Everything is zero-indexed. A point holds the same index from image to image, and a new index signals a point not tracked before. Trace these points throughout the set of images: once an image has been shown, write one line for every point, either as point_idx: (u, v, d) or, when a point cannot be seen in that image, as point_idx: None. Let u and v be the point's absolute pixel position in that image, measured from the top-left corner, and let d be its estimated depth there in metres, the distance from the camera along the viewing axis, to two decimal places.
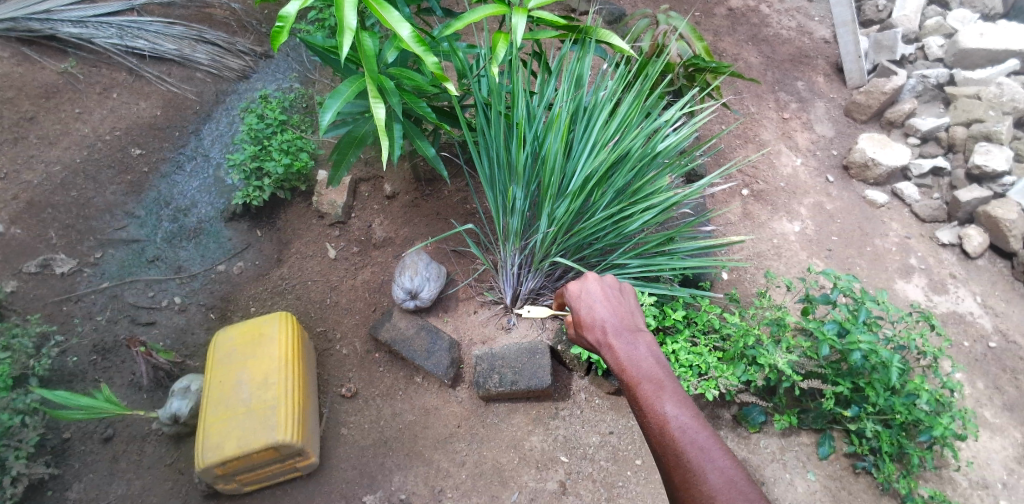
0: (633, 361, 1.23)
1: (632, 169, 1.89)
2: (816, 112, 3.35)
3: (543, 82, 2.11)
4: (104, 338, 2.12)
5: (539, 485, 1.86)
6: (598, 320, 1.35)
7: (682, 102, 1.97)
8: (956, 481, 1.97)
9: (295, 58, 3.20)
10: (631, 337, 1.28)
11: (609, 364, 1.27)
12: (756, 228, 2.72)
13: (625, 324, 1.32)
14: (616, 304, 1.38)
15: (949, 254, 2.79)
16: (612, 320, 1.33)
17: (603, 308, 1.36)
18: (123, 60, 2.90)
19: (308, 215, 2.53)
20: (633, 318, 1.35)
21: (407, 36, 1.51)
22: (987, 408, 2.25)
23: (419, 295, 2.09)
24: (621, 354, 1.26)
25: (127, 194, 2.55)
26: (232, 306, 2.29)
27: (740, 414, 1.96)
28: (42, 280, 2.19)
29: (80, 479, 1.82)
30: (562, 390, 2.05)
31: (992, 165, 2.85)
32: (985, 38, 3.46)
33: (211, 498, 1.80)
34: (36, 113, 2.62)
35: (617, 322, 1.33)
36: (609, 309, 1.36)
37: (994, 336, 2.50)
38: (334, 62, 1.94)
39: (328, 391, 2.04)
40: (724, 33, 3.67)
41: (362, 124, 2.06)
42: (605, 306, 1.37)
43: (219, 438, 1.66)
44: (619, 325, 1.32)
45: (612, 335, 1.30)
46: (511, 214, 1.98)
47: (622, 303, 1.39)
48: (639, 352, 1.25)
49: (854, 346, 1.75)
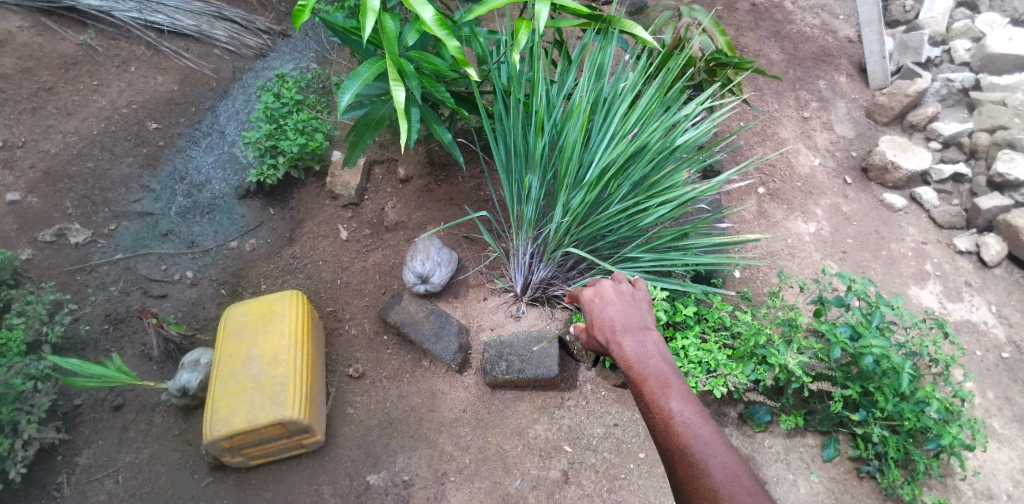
0: (640, 357, 1.23)
1: (649, 162, 1.87)
2: (837, 112, 3.30)
3: (563, 71, 2.10)
4: (116, 308, 2.14)
5: (542, 474, 1.87)
6: (607, 319, 1.35)
7: (703, 96, 1.94)
8: (961, 489, 1.96)
9: (313, 37, 3.18)
10: (639, 334, 1.28)
11: (617, 362, 1.27)
12: (771, 227, 2.70)
13: (634, 322, 1.32)
14: (626, 302, 1.37)
15: (965, 262, 2.75)
16: (621, 318, 1.33)
17: (612, 306, 1.36)
18: (141, 34, 2.90)
19: (322, 196, 2.53)
20: (642, 315, 1.34)
21: (430, 19, 1.52)
22: (997, 418, 2.23)
23: (430, 280, 2.09)
24: (629, 351, 1.25)
25: (143, 167, 2.56)
26: (244, 283, 2.30)
27: (746, 412, 1.96)
28: (58, 249, 2.22)
29: (90, 445, 1.85)
30: (569, 380, 2.05)
31: (1015, 173, 2.79)
32: (1014, 43, 3.38)
33: (217, 470, 1.82)
34: (55, 84, 2.63)
35: (626, 320, 1.33)
36: (619, 308, 1.36)
37: (1008, 347, 2.47)
38: (354, 43, 1.93)
39: (336, 370, 2.06)
40: (746, 28, 3.63)
41: (380, 106, 2.05)
42: (614, 304, 1.37)
43: (227, 412, 1.68)
44: (627, 323, 1.32)
45: (621, 332, 1.30)
46: (526, 202, 1.97)
47: (632, 301, 1.39)
48: (647, 349, 1.24)
49: (866, 350, 1.73)
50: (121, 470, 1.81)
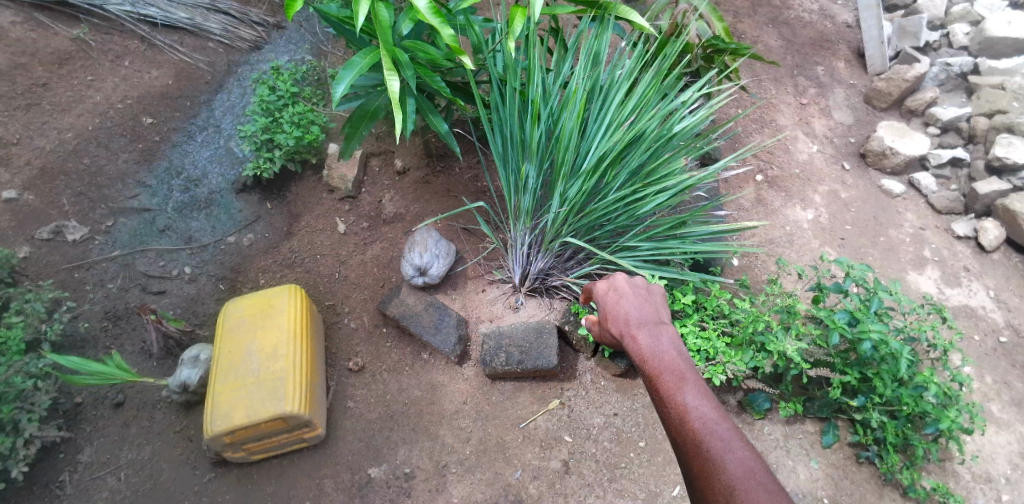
0: (655, 351, 1.24)
1: (646, 150, 1.86)
2: (835, 98, 3.29)
3: (559, 59, 2.08)
4: (115, 306, 2.14)
5: (543, 464, 1.88)
6: (623, 314, 1.36)
7: (700, 82, 1.93)
8: (959, 474, 1.98)
9: (308, 29, 3.15)
10: (655, 329, 1.29)
11: (632, 356, 1.28)
12: (769, 214, 2.70)
13: (649, 317, 1.33)
14: (643, 298, 1.39)
15: (963, 247, 2.75)
16: (637, 313, 1.34)
17: (628, 302, 1.38)
18: (135, 28, 2.88)
19: (318, 189, 2.52)
20: (658, 313, 1.35)
21: (423, 7, 1.53)
22: (994, 402, 2.24)
23: (428, 272, 2.09)
24: (644, 345, 1.26)
25: (138, 163, 2.55)
26: (242, 278, 2.30)
27: (745, 400, 1.97)
28: (55, 247, 2.21)
29: (92, 442, 1.85)
30: (568, 371, 2.06)
31: (1013, 157, 2.78)
32: (1013, 26, 3.36)
33: (219, 466, 1.83)
34: (49, 80, 2.61)
35: (641, 315, 1.34)
36: (635, 303, 1.37)
37: (1006, 331, 2.47)
38: (348, 33, 1.92)
39: (336, 364, 2.06)
40: (744, 14, 3.60)
41: (375, 98, 2.04)
42: (630, 300, 1.38)
43: (228, 407, 1.68)
44: (643, 319, 1.34)
45: (636, 327, 1.31)
46: (523, 193, 1.97)
47: (648, 298, 1.40)
48: (662, 344, 1.25)
49: (864, 335, 1.73)
50: (123, 467, 1.81)
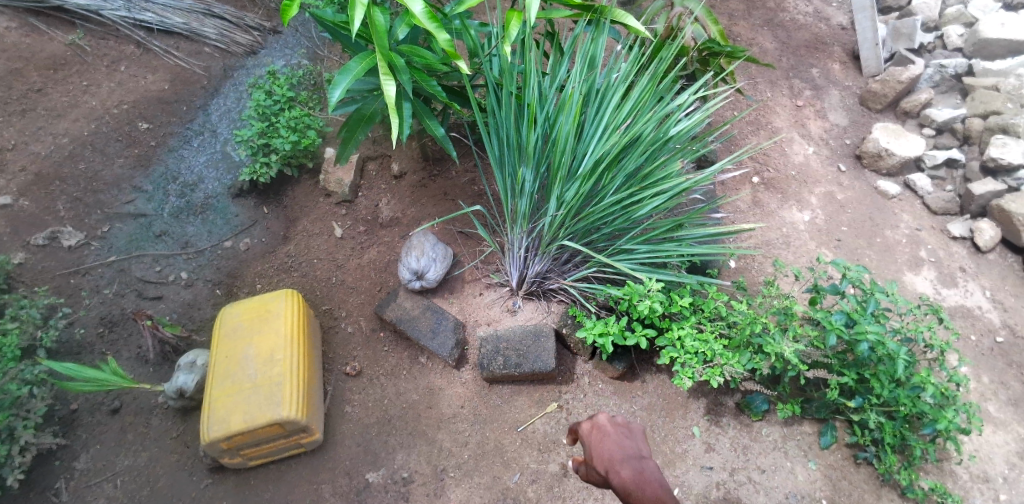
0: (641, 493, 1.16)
1: (643, 153, 1.87)
2: (830, 99, 3.30)
3: (555, 63, 2.09)
4: (111, 311, 2.13)
5: (541, 467, 1.87)
6: (605, 454, 1.25)
7: (696, 85, 1.92)
8: (957, 473, 1.98)
9: (304, 34, 3.16)
10: (641, 469, 1.20)
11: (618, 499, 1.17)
12: (766, 216, 2.70)
13: (633, 455, 1.23)
14: (625, 435, 1.29)
15: (959, 247, 2.76)
16: (619, 454, 1.24)
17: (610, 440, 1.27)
18: (131, 33, 2.88)
19: (315, 194, 2.52)
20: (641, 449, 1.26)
21: (419, 12, 1.53)
22: (992, 402, 2.24)
23: (425, 275, 2.08)
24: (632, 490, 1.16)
25: (134, 168, 2.54)
26: (239, 282, 2.29)
27: (744, 401, 1.98)
28: (51, 252, 2.20)
29: (88, 449, 1.84)
30: (566, 374, 2.06)
31: (1008, 158, 2.79)
32: (1006, 27, 3.38)
33: (216, 472, 1.82)
34: (45, 85, 2.60)
35: (623, 455, 1.24)
36: (617, 441, 1.27)
37: (1002, 331, 2.47)
38: (344, 38, 1.92)
39: (333, 368, 2.05)
40: (739, 17, 3.62)
41: (371, 102, 2.05)
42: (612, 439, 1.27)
43: (225, 412, 1.68)
44: (626, 458, 1.23)
45: (621, 467, 1.21)
46: (520, 196, 1.97)
47: (629, 433, 1.30)
48: (649, 485, 1.16)
49: (861, 337, 1.73)
50: (119, 473, 1.80)
